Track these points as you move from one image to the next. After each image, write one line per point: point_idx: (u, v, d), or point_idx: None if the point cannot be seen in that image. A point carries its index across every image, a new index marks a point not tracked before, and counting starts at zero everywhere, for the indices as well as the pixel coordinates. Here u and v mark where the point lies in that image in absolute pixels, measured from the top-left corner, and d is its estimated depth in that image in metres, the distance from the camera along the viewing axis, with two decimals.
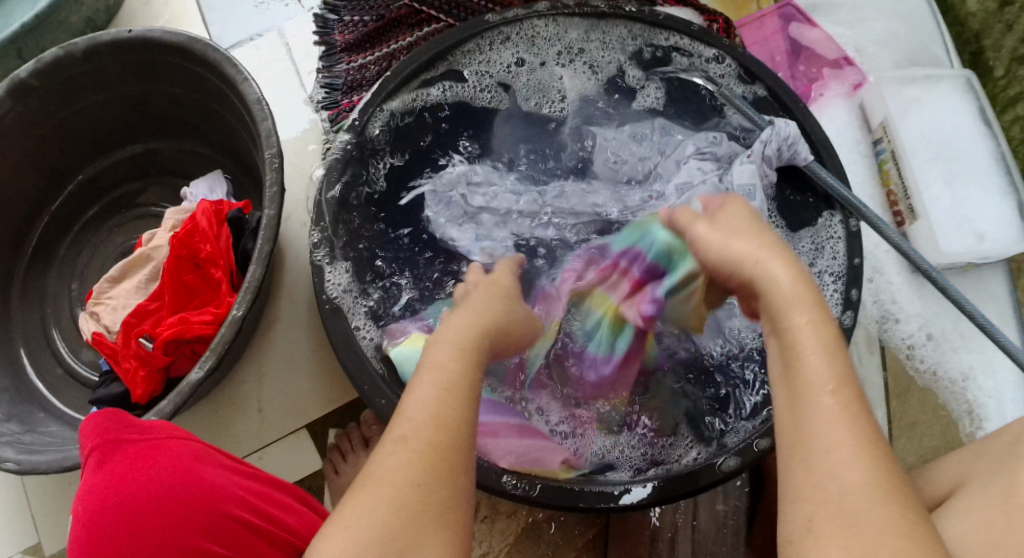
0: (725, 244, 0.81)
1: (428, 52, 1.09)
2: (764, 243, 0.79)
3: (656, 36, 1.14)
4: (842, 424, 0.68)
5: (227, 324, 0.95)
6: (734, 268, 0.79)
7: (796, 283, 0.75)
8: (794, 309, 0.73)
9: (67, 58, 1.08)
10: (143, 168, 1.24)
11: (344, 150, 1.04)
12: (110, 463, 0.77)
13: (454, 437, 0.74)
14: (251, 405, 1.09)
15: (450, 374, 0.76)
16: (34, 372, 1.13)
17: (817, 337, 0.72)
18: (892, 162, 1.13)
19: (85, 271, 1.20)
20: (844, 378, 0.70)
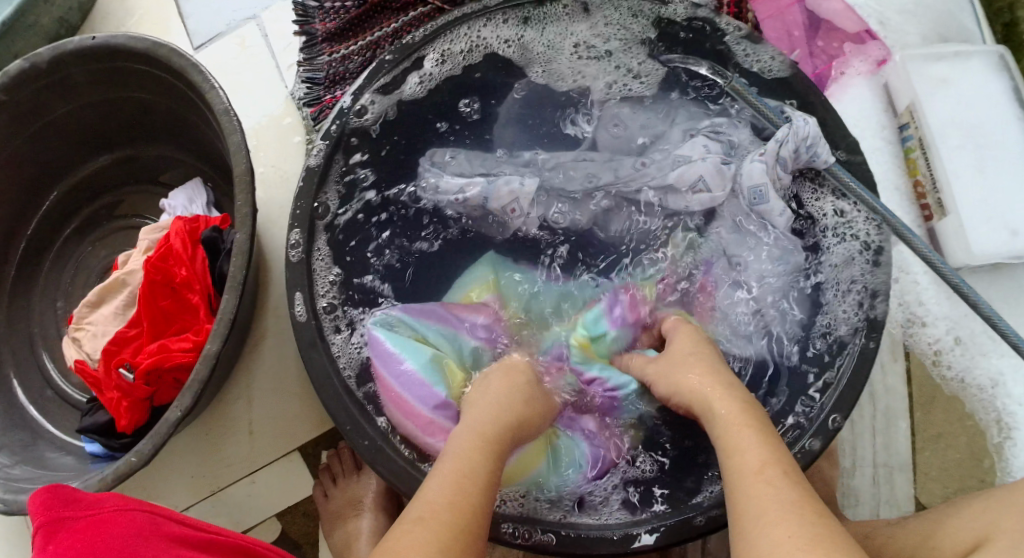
0: (670, 376, 0.86)
1: (420, 39, 1.00)
2: (703, 367, 0.84)
3: (670, 23, 1.04)
4: (774, 489, 0.70)
5: (202, 360, 0.90)
6: (680, 395, 0.84)
7: (727, 396, 0.80)
8: (725, 417, 0.78)
9: (32, 70, 1.03)
10: (119, 180, 1.20)
11: (322, 157, 0.96)
12: (53, 543, 0.76)
13: (467, 518, 0.73)
14: (242, 425, 1.04)
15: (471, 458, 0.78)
16: (24, 396, 1.11)
17: (749, 431, 0.75)
18: (919, 150, 1.11)
19: (70, 288, 1.17)
20: (774, 459, 0.73)
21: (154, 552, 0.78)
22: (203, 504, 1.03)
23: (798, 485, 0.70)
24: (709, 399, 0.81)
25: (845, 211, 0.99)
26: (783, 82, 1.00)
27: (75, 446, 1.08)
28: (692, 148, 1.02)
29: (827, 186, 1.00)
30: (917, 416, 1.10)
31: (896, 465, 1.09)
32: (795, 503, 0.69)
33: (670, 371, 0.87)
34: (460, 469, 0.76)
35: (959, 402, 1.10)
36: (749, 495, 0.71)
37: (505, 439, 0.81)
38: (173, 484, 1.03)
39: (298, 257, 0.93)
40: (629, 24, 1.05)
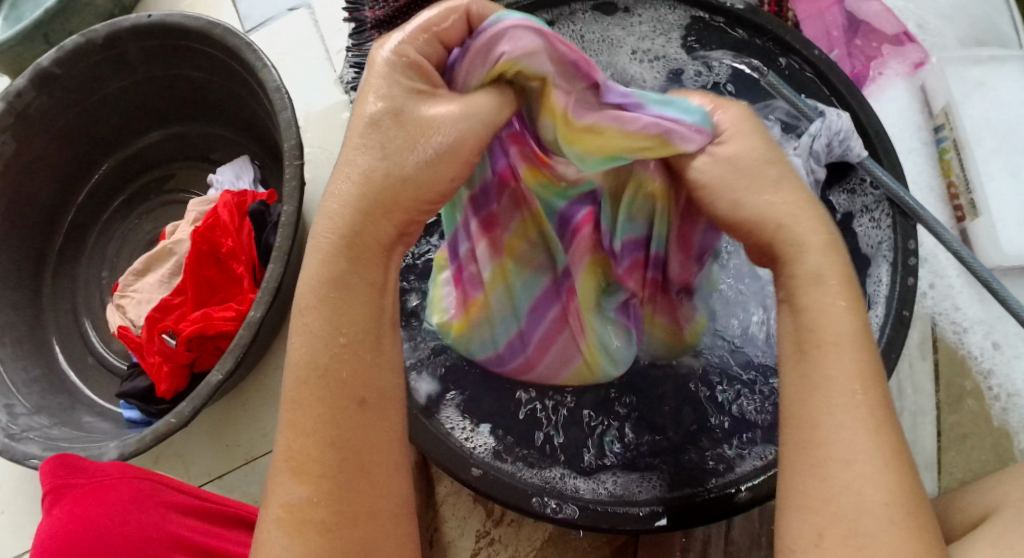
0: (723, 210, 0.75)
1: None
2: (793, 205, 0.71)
3: (709, 20, 1.06)
4: (868, 424, 0.66)
5: (244, 327, 0.93)
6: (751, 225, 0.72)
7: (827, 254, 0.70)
8: (829, 273, 0.70)
9: (87, 45, 1.06)
10: (165, 156, 1.23)
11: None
12: (60, 505, 0.81)
13: (336, 438, 0.65)
14: (278, 396, 1.07)
15: (351, 265, 0.67)
16: (65, 361, 1.14)
17: (856, 337, 0.68)
18: (954, 151, 1.12)
19: (116, 259, 1.20)
20: (867, 370, 0.68)
21: (145, 518, 0.81)
22: (235, 473, 1.05)
23: (891, 428, 0.67)
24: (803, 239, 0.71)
25: (873, 205, 1.00)
26: (812, 80, 1.02)
27: (113, 411, 1.11)
28: None
29: (854, 181, 1.01)
30: (942, 415, 1.11)
31: (921, 463, 1.09)
32: (872, 445, 0.66)
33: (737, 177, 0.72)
34: (330, 297, 0.66)
35: (982, 403, 1.11)
36: (836, 408, 0.67)
37: (366, 297, 0.67)
38: (210, 451, 1.07)
39: None
40: (666, 25, 1.08)
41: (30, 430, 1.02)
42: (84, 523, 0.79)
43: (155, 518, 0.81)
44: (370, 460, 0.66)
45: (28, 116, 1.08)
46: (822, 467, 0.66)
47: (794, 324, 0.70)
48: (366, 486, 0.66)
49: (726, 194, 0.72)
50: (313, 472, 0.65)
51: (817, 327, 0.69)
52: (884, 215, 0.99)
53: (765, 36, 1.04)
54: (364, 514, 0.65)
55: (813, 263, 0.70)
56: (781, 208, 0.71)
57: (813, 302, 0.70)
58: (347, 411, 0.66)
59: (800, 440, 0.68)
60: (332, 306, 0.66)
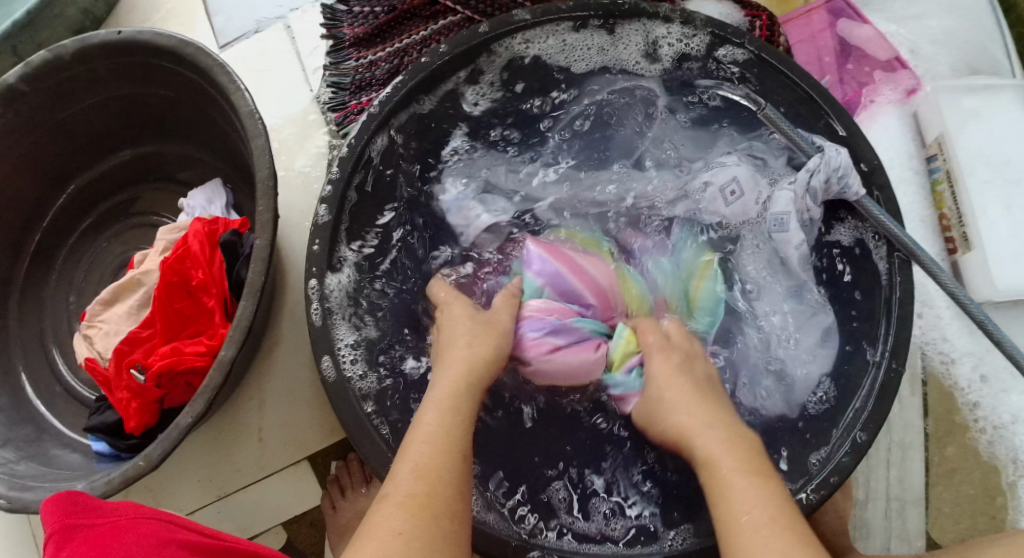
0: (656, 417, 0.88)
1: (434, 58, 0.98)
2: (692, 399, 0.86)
3: (712, 48, 1.02)
4: (768, 543, 0.72)
5: (215, 366, 0.90)
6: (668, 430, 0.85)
7: (715, 435, 0.81)
8: (722, 457, 0.79)
9: (54, 61, 1.01)
10: (137, 176, 1.19)
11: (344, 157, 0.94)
12: (68, 548, 0.78)
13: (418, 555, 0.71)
14: (252, 431, 1.03)
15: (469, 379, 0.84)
16: (32, 390, 1.11)
17: (747, 480, 0.76)
18: (947, 183, 1.11)
19: (84, 283, 1.16)
20: (778, 510, 0.74)
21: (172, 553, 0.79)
22: (208, 508, 1.02)
23: (793, 543, 0.72)
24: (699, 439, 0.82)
25: (869, 246, 0.98)
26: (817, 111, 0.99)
27: (81, 443, 1.08)
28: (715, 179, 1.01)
29: (849, 216, 0.99)
30: (931, 450, 1.09)
31: (908, 499, 1.08)
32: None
33: (664, 404, 0.86)
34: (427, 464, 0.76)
35: (971, 438, 1.09)
36: (765, 550, 0.72)
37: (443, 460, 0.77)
38: (181, 488, 1.03)
39: (319, 246, 0.92)
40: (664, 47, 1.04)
41: None
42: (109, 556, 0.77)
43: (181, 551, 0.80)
44: None
45: None
46: None
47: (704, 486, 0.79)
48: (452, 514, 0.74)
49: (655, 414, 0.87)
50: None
51: (715, 484, 0.78)
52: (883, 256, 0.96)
53: (751, 65, 1.01)
54: None
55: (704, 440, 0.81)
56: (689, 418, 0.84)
57: (708, 472, 0.79)
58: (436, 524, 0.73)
59: None
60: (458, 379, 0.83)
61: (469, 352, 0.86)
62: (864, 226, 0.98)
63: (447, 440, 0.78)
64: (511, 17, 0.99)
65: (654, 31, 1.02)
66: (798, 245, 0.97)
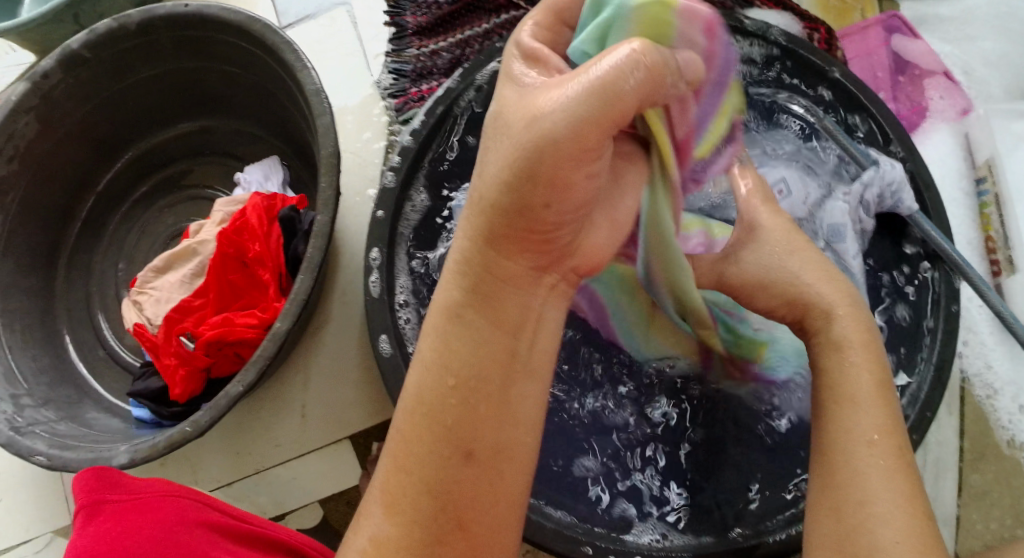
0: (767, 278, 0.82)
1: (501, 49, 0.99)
2: (826, 282, 0.80)
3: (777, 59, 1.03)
4: (877, 462, 0.71)
5: (270, 337, 0.91)
6: (790, 304, 0.81)
7: (849, 323, 0.78)
8: (853, 350, 0.76)
9: (119, 30, 1.03)
10: (191, 149, 1.20)
11: (412, 139, 0.97)
12: (93, 524, 0.77)
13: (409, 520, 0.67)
14: (295, 407, 1.04)
15: (455, 307, 0.70)
16: (76, 354, 1.12)
17: (874, 389, 0.74)
18: (995, 206, 1.12)
19: (134, 251, 1.18)
20: (887, 423, 0.73)
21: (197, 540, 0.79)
22: (246, 481, 1.03)
23: (904, 472, 0.71)
24: (834, 314, 0.78)
25: (918, 263, 0.99)
26: (878, 129, 1.00)
27: (121, 409, 1.09)
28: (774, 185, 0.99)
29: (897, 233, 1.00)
30: (965, 469, 1.10)
31: (940, 516, 1.08)
32: (897, 495, 0.70)
33: (775, 283, 0.82)
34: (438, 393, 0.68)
35: (1005, 459, 1.10)
36: (857, 454, 0.72)
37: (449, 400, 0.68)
38: (221, 457, 1.04)
39: (382, 216, 0.94)
40: None
41: (36, 425, 0.98)
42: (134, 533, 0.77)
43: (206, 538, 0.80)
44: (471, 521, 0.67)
45: (53, 98, 1.04)
46: (838, 506, 0.71)
47: (818, 382, 0.77)
48: (470, 496, 0.67)
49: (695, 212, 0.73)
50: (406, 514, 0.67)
51: (840, 378, 0.76)
52: (932, 271, 0.98)
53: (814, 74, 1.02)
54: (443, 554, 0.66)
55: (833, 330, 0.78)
56: (820, 293, 0.80)
57: (830, 355, 0.77)
58: (452, 460, 0.67)
59: (824, 479, 0.73)
60: (446, 337, 0.69)
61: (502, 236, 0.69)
62: (913, 242, 0.99)
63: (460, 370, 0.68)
64: None
65: None
66: (855, 255, 0.96)
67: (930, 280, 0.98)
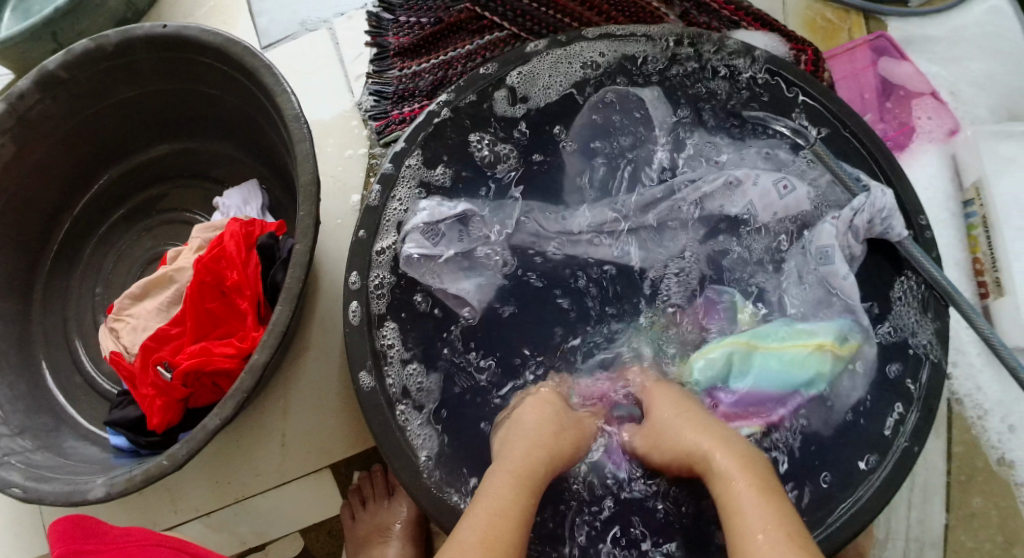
0: (666, 445, 0.82)
1: (494, 72, 0.98)
2: (711, 427, 0.80)
3: (769, 82, 1.02)
4: None
5: (247, 370, 0.89)
6: (677, 460, 0.81)
7: (728, 448, 0.77)
8: (736, 472, 0.75)
9: (96, 51, 1.01)
10: (171, 171, 1.19)
11: (392, 163, 0.96)
12: None
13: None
14: (274, 436, 1.02)
15: (532, 460, 0.79)
16: (53, 380, 1.10)
17: (755, 494, 0.73)
18: (983, 228, 1.11)
19: (111, 274, 1.16)
20: (783, 522, 0.71)
21: None
22: (225, 511, 1.02)
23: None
24: (713, 455, 0.77)
25: (907, 288, 0.97)
26: (867, 153, 0.98)
27: (99, 437, 1.07)
28: (768, 200, 0.99)
29: (887, 258, 0.98)
30: (953, 494, 1.09)
31: (927, 541, 1.07)
32: None
33: (672, 435, 0.82)
34: (521, 470, 0.78)
35: (993, 483, 1.09)
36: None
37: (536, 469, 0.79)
38: (199, 488, 1.03)
39: (363, 235, 0.93)
40: (711, 79, 1.03)
41: (11, 456, 0.97)
42: None
43: None
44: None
45: (30, 120, 1.03)
46: None
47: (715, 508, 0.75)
48: None
49: (655, 442, 0.84)
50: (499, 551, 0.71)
51: (721, 495, 0.75)
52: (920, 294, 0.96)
53: (803, 98, 1.00)
54: None
55: (724, 457, 0.76)
56: (706, 440, 0.79)
57: (718, 486, 0.75)
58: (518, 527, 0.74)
59: None
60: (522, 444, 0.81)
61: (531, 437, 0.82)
62: (901, 267, 0.97)
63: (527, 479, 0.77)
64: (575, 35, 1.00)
65: (705, 58, 1.03)
66: (844, 277, 0.94)
67: (916, 304, 0.96)
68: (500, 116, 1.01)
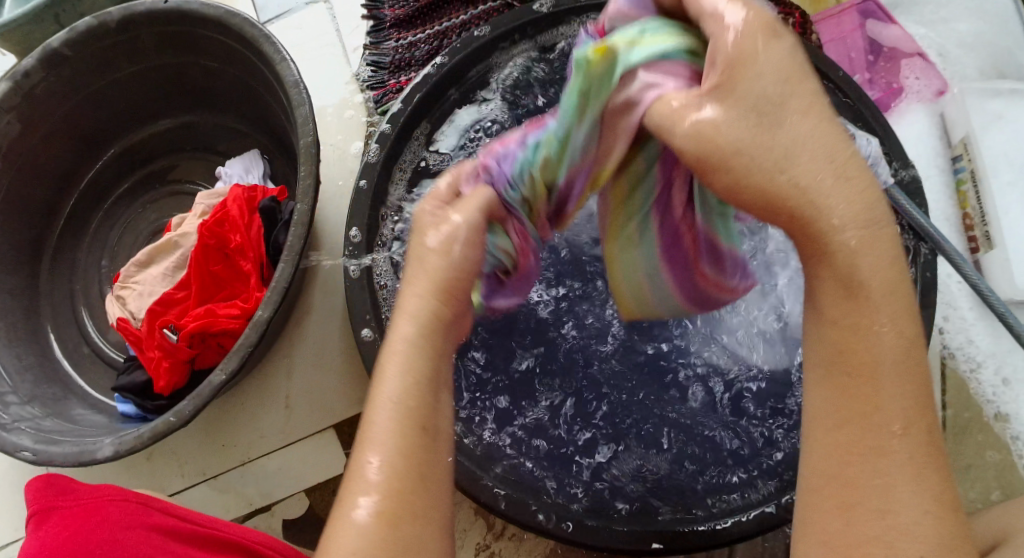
0: (762, 194, 0.64)
1: (509, 20, 1.01)
2: (861, 199, 0.63)
3: None
4: (898, 459, 0.62)
5: (251, 327, 0.91)
6: (788, 216, 0.63)
7: (879, 270, 0.63)
8: (879, 307, 0.63)
9: (100, 28, 1.03)
10: (173, 145, 1.21)
11: (389, 127, 0.98)
12: (44, 528, 0.82)
13: (389, 493, 0.63)
14: (279, 396, 1.04)
15: (415, 340, 0.66)
16: (60, 350, 1.12)
17: (901, 357, 0.62)
18: (971, 183, 1.13)
19: (116, 248, 1.18)
20: (915, 404, 0.62)
21: (138, 542, 0.80)
22: (231, 473, 1.04)
23: (925, 457, 0.62)
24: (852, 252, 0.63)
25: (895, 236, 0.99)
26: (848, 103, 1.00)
27: (107, 405, 1.09)
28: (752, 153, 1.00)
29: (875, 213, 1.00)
30: (948, 446, 1.10)
31: None
32: (913, 479, 0.61)
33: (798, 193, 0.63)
34: (414, 354, 0.65)
35: (986, 434, 1.10)
36: (871, 436, 0.62)
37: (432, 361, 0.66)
38: (207, 451, 1.05)
39: (364, 187, 0.96)
40: None
41: (21, 421, 0.99)
42: (74, 539, 0.80)
43: (144, 539, 0.81)
44: (433, 474, 0.64)
45: (35, 96, 1.05)
46: (850, 499, 0.62)
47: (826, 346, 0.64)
48: (414, 496, 0.63)
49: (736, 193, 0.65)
50: (390, 504, 0.62)
51: (853, 348, 0.63)
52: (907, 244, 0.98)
53: None
54: (414, 530, 0.62)
55: (864, 273, 0.63)
56: (865, 256, 0.63)
57: (851, 318, 0.63)
58: (410, 436, 0.64)
59: (834, 462, 0.63)
60: (411, 357, 0.65)
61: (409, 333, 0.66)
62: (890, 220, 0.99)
63: (428, 371, 0.65)
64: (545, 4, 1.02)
65: None
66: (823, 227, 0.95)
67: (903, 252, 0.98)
68: (491, 79, 1.03)
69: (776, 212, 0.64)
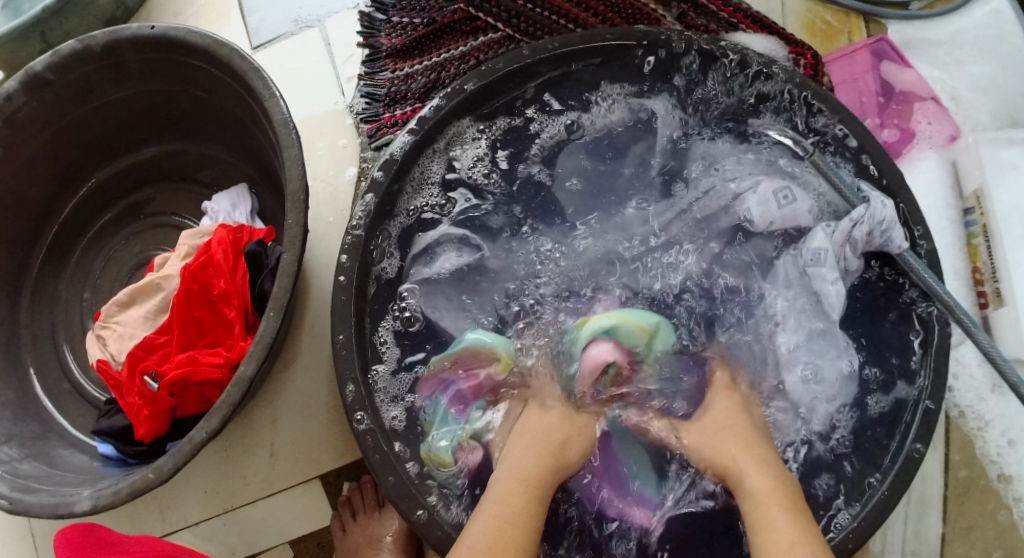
0: (709, 444, 0.86)
1: (505, 64, 0.96)
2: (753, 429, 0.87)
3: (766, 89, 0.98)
4: None
5: (234, 383, 0.88)
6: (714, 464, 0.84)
7: (774, 477, 0.79)
8: (768, 490, 0.78)
9: (83, 52, 0.99)
10: (159, 174, 1.17)
11: (382, 170, 0.94)
12: None
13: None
14: (263, 445, 1.01)
15: (533, 478, 0.81)
16: (40, 386, 1.08)
17: (788, 508, 0.76)
18: (983, 237, 1.09)
19: (99, 280, 1.14)
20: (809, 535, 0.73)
21: None
22: (212, 522, 1.01)
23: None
24: (748, 468, 0.81)
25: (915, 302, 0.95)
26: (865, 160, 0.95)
27: (88, 444, 1.06)
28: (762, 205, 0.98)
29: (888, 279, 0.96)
30: (949, 507, 1.07)
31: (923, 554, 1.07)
32: None
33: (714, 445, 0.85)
34: (535, 481, 0.81)
35: (990, 496, 1.08)
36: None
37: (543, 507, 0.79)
38: (187, 499, 1.02)
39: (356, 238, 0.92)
40: (699, 89, 1.01)
41: None
42: None
43: None
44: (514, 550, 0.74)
45: (17, 121, 1.01)
46: None
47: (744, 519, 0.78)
48: None
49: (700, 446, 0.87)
50: None
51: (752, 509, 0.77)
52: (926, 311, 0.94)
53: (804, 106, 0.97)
54: None
55: (770, 462, 0.82)
56: (765, 482, 0.79)
57: (750, 502, 0.78)
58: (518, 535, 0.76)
59: None
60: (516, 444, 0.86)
61: (533, 473, 0.82)
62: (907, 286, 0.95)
63: (537, 493, 0.80)
64: (557, 41, 0.96)
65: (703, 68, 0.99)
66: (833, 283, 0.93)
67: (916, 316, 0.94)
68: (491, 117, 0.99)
69: (706, 465, 0.85)
